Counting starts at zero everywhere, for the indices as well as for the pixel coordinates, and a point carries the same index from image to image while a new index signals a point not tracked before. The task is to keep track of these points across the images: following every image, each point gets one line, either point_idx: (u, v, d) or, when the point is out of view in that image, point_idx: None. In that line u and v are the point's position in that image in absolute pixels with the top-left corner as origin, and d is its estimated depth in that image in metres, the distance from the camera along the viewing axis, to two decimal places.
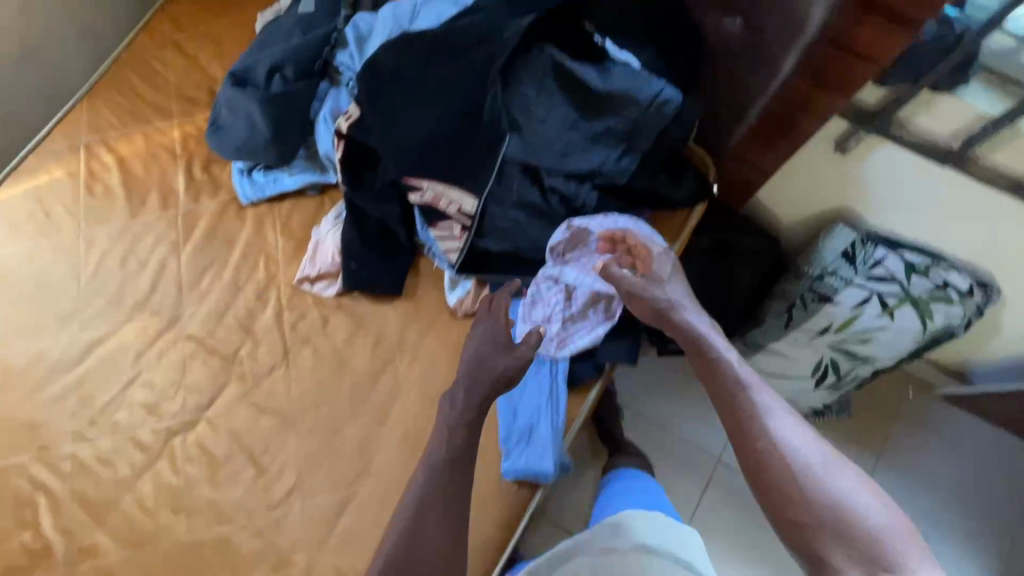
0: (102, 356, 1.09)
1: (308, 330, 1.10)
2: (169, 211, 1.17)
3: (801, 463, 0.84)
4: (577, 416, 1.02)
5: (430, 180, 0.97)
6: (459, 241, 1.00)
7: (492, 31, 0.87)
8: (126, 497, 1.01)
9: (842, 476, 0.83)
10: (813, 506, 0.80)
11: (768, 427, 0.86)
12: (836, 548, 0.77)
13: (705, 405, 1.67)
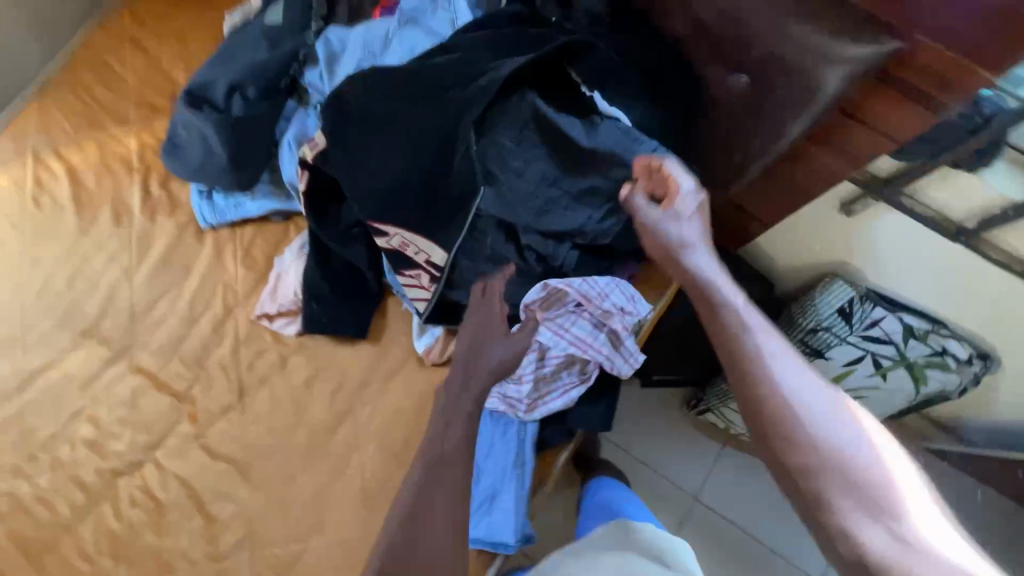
0: (45, 387, 1.03)
1: (265, 369, 1.04)
2: (122, 230, 1.09)
3: (848, 446, 0.56)
4: (544, 479, 0.98)
5: (397, 226, 0.88)
6: (428, 291, 0.92)
7: (469, 72, 0.78)
8: (67, 539, 0.97)
9: (904, 463, 0.56)
10: (841, 475, 0.54)
11: (775, 372, 0.60)
12: (886, 526, 0.52)
13: (687, 439, 1.62)
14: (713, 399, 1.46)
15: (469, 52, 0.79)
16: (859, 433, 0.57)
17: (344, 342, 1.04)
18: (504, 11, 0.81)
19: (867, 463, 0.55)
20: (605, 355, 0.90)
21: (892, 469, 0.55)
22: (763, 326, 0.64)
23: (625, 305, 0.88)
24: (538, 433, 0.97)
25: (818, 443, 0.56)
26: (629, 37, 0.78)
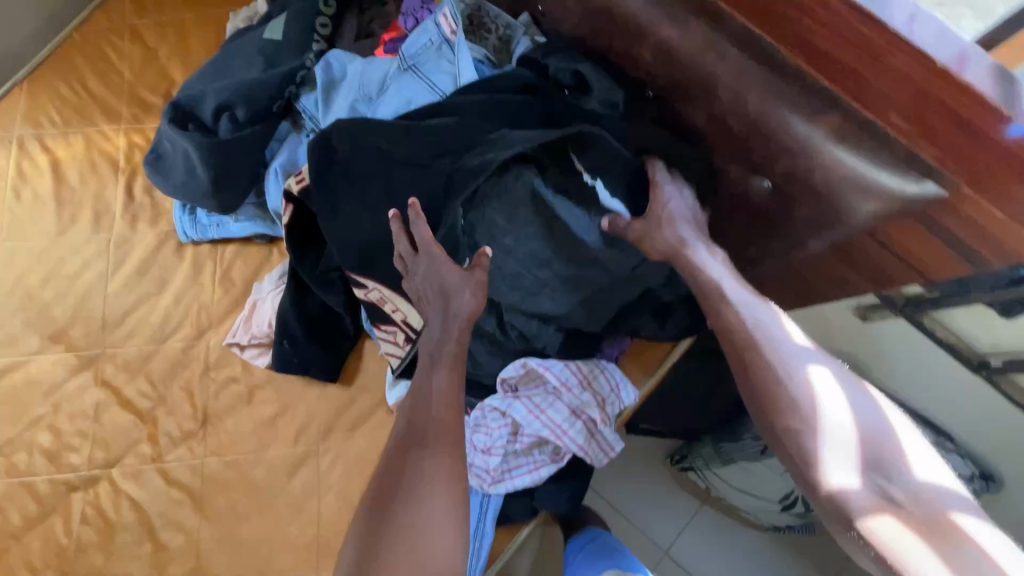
0: (8, 388, 1.01)
1: (231, 399, 1.00)
2: (101, 234, 1.05)
3: (835, 407, 0.57)
4: (501, 553, 0.94)
5: (376, 282, 0.83)
6: (401, 350, 0.87)
7: (466, 143, 0.73)
8: (16, 548, 0.95)
9: (878, 406, 0.58)
10: (829, 436, 0.55)
11: (762, 349, 0.60)
12: (867, 483, 0.53)
13: (674, 492, 1.47)
14: (698, 461, 1.36)
15: (468, 120, 0.74)
16: (834, 392, 0.58)
17: (314, 382, 1.00)
18: (507, 78, 0.76)
19: (844, 417, 0.56)
20: (579, 443, 0.85)
21: (867, 425, 0.56)
22: (742, 298, 0.64)
23: (605, 394, 0.86)
24: (501, 507, 0.92)
25: (804, 408, 0.57)
26: (642, 123, 0.72)
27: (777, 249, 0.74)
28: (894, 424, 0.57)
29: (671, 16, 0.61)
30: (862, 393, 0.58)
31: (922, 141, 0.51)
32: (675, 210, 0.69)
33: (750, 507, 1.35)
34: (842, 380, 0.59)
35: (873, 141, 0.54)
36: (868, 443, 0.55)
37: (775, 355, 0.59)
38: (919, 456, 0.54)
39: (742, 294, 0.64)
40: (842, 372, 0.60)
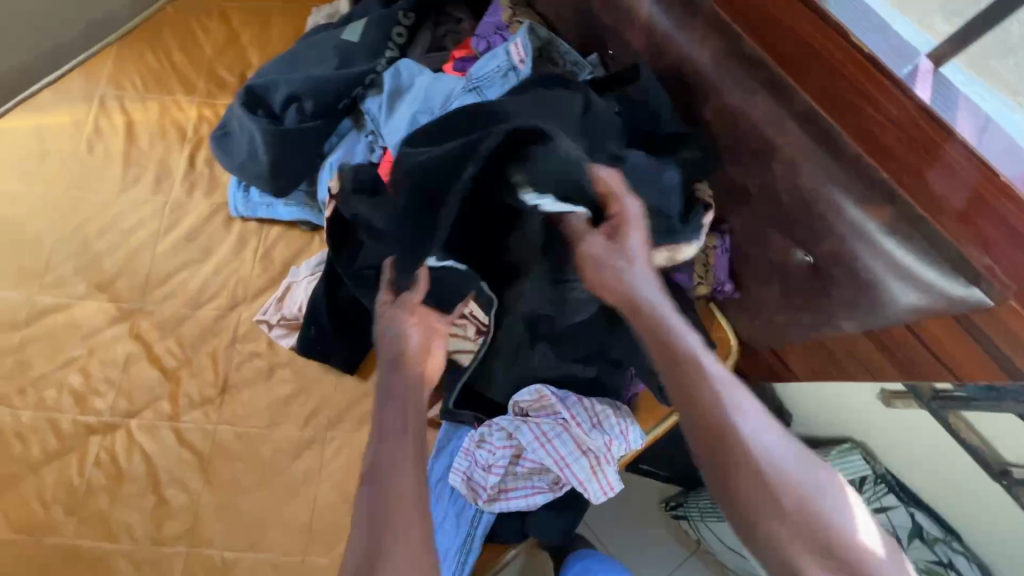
0: (50, 327, 1.06)
1: (252, 373, 1.04)
2: (159, 196, 1.11)
3: (800, 495, 0.56)
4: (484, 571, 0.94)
5: None
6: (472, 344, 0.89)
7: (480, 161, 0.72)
8: (30, 479, 1.00)
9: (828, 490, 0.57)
10: (796, 528, 0.55)
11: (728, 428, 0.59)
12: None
13: (664, 539, 1.45)
14: (692, 509, 1.33)
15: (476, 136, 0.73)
16: (787, 478, 0.57)
17: (331, 371, 1.03)
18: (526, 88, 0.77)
19: (799, 510, 0.56)
20: (578, 479, 0.86)
21: (818, 505, 0.56)
22: (714, 372, 0.62)
23: (612, 438, 0.86)
24: (492, 525, 0.93)
25: (764, 505, 0.57)
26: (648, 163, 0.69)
27: (810, 323, 0.74)
28: (845, 506, 0.57)
29: (735, 79, 0.62)
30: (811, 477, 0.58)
31: (974, 246, 0.51)
32: (634, 262, 0.68)
33: (739, 568, 1.32)
34: (795, 465, 0.58)
35: (923, 239, 0.54)
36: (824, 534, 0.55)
37: (728, 438, 0.59)
38: (865, 531, 0.56)
39: (705, 374, 0.62)
40: (795, 454, 0.59)
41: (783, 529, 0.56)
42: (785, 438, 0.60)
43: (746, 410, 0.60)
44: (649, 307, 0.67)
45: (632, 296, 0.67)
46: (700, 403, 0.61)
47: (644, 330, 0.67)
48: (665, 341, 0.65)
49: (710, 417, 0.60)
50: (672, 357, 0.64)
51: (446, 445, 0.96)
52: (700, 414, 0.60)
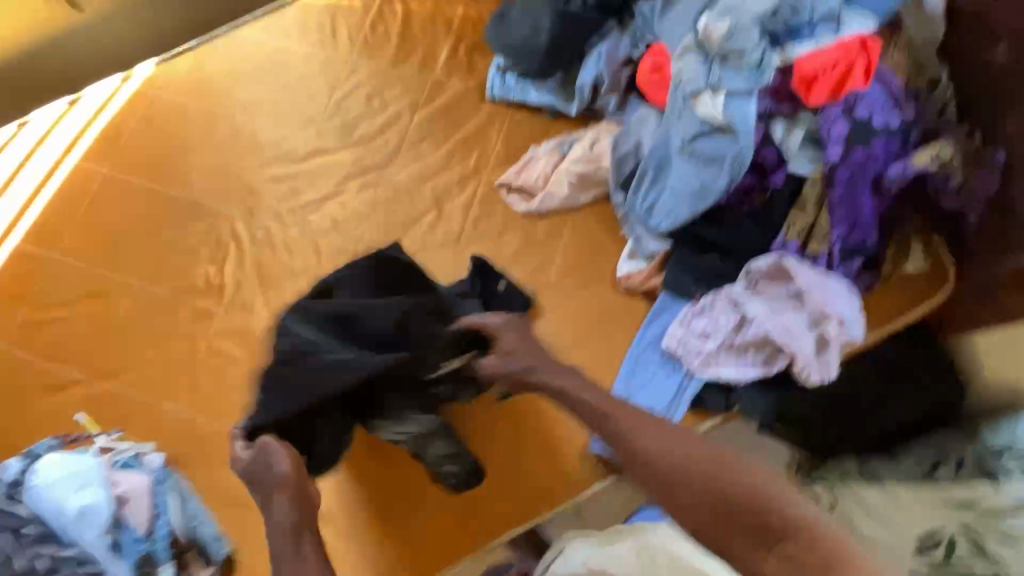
0: (320, 164, 1.26)
1: (486, 229, 1.17)
2: (423, 74, 1.28)
3: (690, 474, 0.71)
4: None
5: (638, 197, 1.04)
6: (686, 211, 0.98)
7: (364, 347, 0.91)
8: (291, 282, 1.18)
9: (782, 492, 0.66)
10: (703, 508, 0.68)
11: (630, 442, 0.76)
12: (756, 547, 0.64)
13: None
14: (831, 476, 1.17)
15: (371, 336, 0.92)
16: (685, 463, 0.72)
17: (554, 238, 1.13)
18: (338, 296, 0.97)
19: (761, 525, 0.64)
20: (808, 353, 0.91)
21: (699, 472, 0.70)
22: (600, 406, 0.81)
23: (845, 315, 0.90)
24: (698, 392, 0.99)
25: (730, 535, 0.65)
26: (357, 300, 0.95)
27: None
28: (737, 465, 0.70)
29: None
30: (765, 486, 0.67)
31: None
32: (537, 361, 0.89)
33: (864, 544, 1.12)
34: (743, 473, 0.69)
35: None
36: (797, 537, 0.62)
37: (687, 486, 0.70)
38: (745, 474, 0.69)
39: (651, 435, 0.76)
40: (736, 465, 0.70)
41: (749, 556, 0.63)
42: (727, 454, 0.72)
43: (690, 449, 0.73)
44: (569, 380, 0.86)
45: (552, 383, 0.86)
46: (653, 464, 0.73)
47: (538, 390, 0.88)
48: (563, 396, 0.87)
49: (656, 476, 0.73)
50: (627, 437, 0.77)
51: (661, 313, 1.04)
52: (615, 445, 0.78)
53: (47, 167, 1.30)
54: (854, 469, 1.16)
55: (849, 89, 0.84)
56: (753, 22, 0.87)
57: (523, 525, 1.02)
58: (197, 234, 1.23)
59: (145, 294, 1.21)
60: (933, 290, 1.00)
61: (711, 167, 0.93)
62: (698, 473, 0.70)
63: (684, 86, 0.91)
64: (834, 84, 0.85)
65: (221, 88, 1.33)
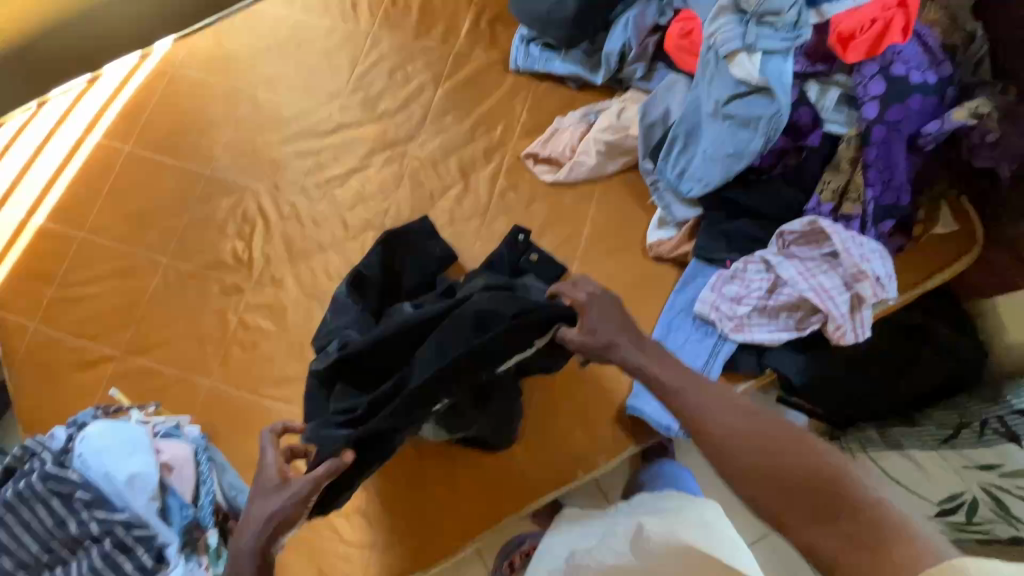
0: (344, 138, 1.25)
1: (513, 200, 1.17)
2: (445, 46, 1.27)
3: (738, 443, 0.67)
4: None
5: (676, 163, 1.03)
6: (719, 175, 0.99)
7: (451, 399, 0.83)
8: (319, 257, 1.19)
9: (846, 465, 0.63)
10: (757, 479, 0.65)
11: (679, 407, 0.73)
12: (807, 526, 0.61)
13: None
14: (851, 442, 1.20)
15: (460, 389, 0.82)
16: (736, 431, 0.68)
17: (583, 207, 1.13)
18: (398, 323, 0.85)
19: (819, 496, 0.61)
20: (841, 312, 0.93)
21: (748, 443, 0.67)
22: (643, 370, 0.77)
23: (880, 274, 0.91)
24: (731, 356, 1.00)
25: (783, 507, 0.63)
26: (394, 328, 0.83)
27: None
28: (790, 435, 0.67)
29: None
30: (828, 460, 0.63)
31: None
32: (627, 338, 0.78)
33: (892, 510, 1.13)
34: (804, 446, 0.65)
35: None
36: (858, 516, 0.59)
37: (743, 455, 0.67)
38: (793, 445, 0.66)
39: (709, 401, 0.72)
40: (798, 437, 0.66)
41: (802, 528, 0.62)
42: (789, 426, 0.68)
43: (747, 417, 0.69)
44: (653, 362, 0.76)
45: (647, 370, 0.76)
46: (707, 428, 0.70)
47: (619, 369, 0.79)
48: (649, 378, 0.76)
49: (710, 440, 0.69)
50: (682, 400, 0.73)
51: (692, 279, 1.04)
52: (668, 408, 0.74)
53: (68, 145, 1.29)
54: (875, 435, 1.17)
55: (886, 45, 0.85)
56: None
57: (559, 488, 1.04)
58: (224, 210, 1.23)
59: (174, 271, 1.21)
60: (963, 250, 1.01)
61: (746, 129, 0.95)
62: (757, 443, 0.67)
63: (720, 48, 0.93)
64: (872, 41, 0.86)
65: (241, 64, 1.32)
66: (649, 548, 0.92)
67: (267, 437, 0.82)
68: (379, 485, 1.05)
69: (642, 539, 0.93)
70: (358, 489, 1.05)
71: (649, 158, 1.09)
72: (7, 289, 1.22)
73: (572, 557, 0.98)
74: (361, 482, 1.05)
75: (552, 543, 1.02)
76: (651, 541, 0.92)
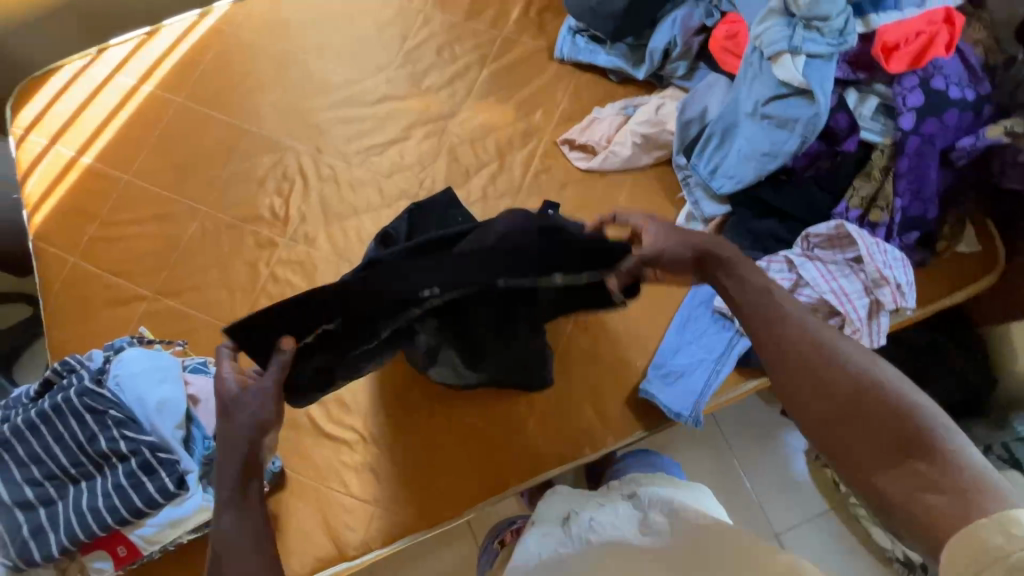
0: (387, 109, 1.29)
1: (545, 183, 1.19)
2: (494, 30, 1.32)
3: (821, 379, 0.68)
4: (727, 392, 1.07)
5: (706, 160, 1.07)
6: (751, 175, 1.02)
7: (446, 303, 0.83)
8: (352, 220, 1.23)
9: (923, 411, 0.62)
10: (834, 419, 0.66)
11: (770, 332, 0.73)
12: (879, 474, 0.62)
13: (800, 494, 1.28)
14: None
15: (459, 293, 0.82)
16: (822, 368, 0.68)
17: (614, 195, 1.16)
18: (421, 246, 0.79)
19: (896, 442, 0.62)
20: (859, 316, 0.94)
21: (835, 381, 0.67)
22: (741, 296, 0.77)
23: (901, 282, 0.93)
24: (745, 352, 1.06)
25: (854, 441, 0.64)
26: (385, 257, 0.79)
27: None
28: (880, 379, 0.66)
29: None
30: (908, 405, 0.63)
31: None
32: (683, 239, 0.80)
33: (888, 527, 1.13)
34: (887, 387, 0.65)
35: None
36: (934, 462, 0.59)
37: (818, 388, 0.68)
38: (883, 392, 0.65)
39: (796, 330, 0.72)
40: (883, 379, 0.66)
41: (865, 461, 0.63)
42: (873, 365, 0.67)
43: (831, 351, 0.69)
44: (744, 265, 0.78)
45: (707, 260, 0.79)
46: (781, 355, 0.71)
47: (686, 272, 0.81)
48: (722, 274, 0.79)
49: (786, 371, 0.71)
50: (761, 329, 0.74)
51: None
52: (754, 336, 0.75)
53: (123, 90, 1.34)
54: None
55: (930, 57, 0.90)
56: None
57: (563, 465, 1.06)
58: (265, 167, 1.27)
59: (211, 220, 1.25)
60: (986, 270, 1.02)
61: (783, 130, 0.98)
62: (837, 378, 0.67)
63: (766, 48, 0.97)
64: (915, 53, 0.90)
65: (297, 29, 1.37)
66: (659, 529, 0.85)
67: (221, 347, 0.77)
68: (388, 445, 1.07)
69: (650, 518, 0.87)
70: (367, 446, 1.08)
71: (680, 150, 1.12)
72: (50, 222, 1.27)
73: (568, 521, 0.90)
74: (371, 440, 1.08)
75: (546, 507, 0.94)
76: (660, 519, 0.86)
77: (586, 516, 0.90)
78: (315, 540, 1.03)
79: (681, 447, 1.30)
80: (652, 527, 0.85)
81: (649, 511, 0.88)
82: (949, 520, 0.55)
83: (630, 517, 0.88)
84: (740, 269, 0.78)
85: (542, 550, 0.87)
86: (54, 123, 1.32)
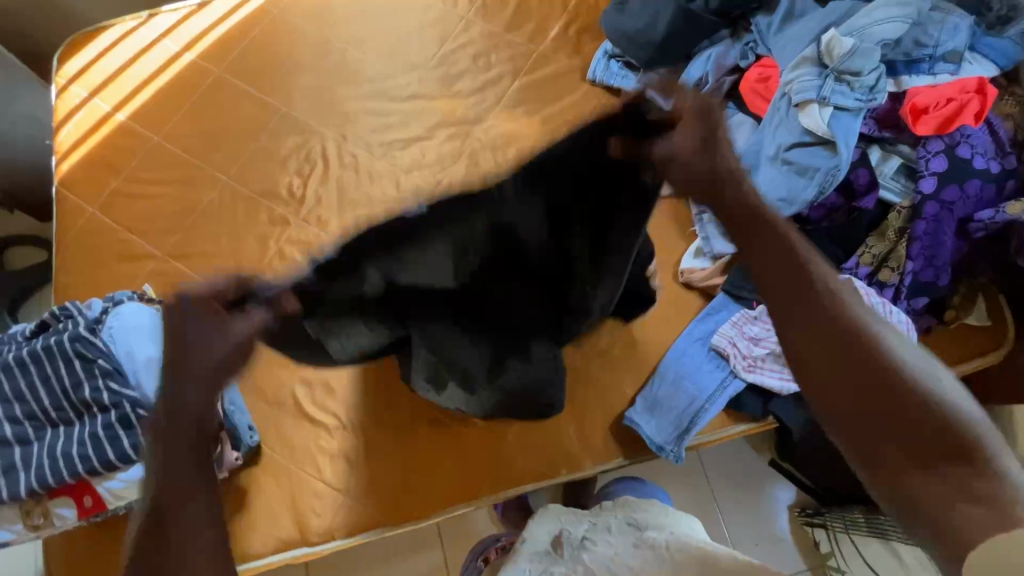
0: (416, 107, 1.31)
1: None
2: (531, 44, 1.34)
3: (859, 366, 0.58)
4: (717, 433, 1.06)
5: None
6: None
7: (436, 258, 0.70)
8: (366, 209, 1.24)
9: (963, 408, 0.56)
10: (867, 413, 0.56)
11: (801, 307, 0.62)
12: (910, 473, 0.54)
13: (780, 551, 1.24)
14: (835, 522, 1.18)
15: (469, 239, 0.70)
16: (858, 354, 0.58)
17: None
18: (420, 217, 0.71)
19: (936, 439, 0.54)
20: None
21: (874, 369, 0.58)
22: (777, 263, 0.64)
23: None
24: (736, 394, 1.05)
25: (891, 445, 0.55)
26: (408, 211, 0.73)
27: None
28: (920, 371, 0.58)
29: None
30: (950, 402, 0.56)
31: None
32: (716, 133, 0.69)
33: None
34: (927, 378, 0.57)
35: None
36: (977, 466, 0.52)
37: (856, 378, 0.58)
38: (927, 384, 0.57)
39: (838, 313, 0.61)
40: (923, 374, 0.58)
41: (897, 462, 0.55)
42: (912, 356, 0.59)
43: (869, 335, 0.59)
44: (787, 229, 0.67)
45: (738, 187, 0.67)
46: (813, 336, 0.60)
47: (714, 187, 0.68)
48: (764, 233, 0.66)
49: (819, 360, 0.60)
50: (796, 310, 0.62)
51: (716, 310, 1.10)
52: (783, 311, 0.63)
53: (167, 55, 1.38)
54: (861, 517, 1.14)
55: (959, 124, 0.90)
56: (877, 44, 0.94)
57: (538, 482, 1.05)
58: (290, 147, 1.30)
59: (229, 191, 1.27)
60: (995, 345, 1.00)
61: (802, 177, 0.97)
62: (879, 368, 0.57)
63: (795, 95, 0.98)
64: (942, 120, 0.91)
65: (341, 19, 1.40)
66: (653, 543, 0.82)
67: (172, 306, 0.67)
68: (368, 437, 1.07)
69: (647, 536, 0.85)
70: (346, 435, 1.07)
71: None
72: (75, 170, 1.30)
73: (560, 540, 0.88)
74: (349, 429, 1.08)
75: (538, 525, 0.92)
76: (656, 536, 0.84)
77: (578, 535, 0.89)
78: (281, 522, 1.02)
79: (662, 485, 1.27)
80: (647, 542, 0.83)
81: (643, 532, 0.87)
82: (991, 534, 0.49)
83: (627, 536, 0.86)
84: (782, 233, 0.66)
85: (533, 567, 0.85)
86: (95, 78, 1.36)
